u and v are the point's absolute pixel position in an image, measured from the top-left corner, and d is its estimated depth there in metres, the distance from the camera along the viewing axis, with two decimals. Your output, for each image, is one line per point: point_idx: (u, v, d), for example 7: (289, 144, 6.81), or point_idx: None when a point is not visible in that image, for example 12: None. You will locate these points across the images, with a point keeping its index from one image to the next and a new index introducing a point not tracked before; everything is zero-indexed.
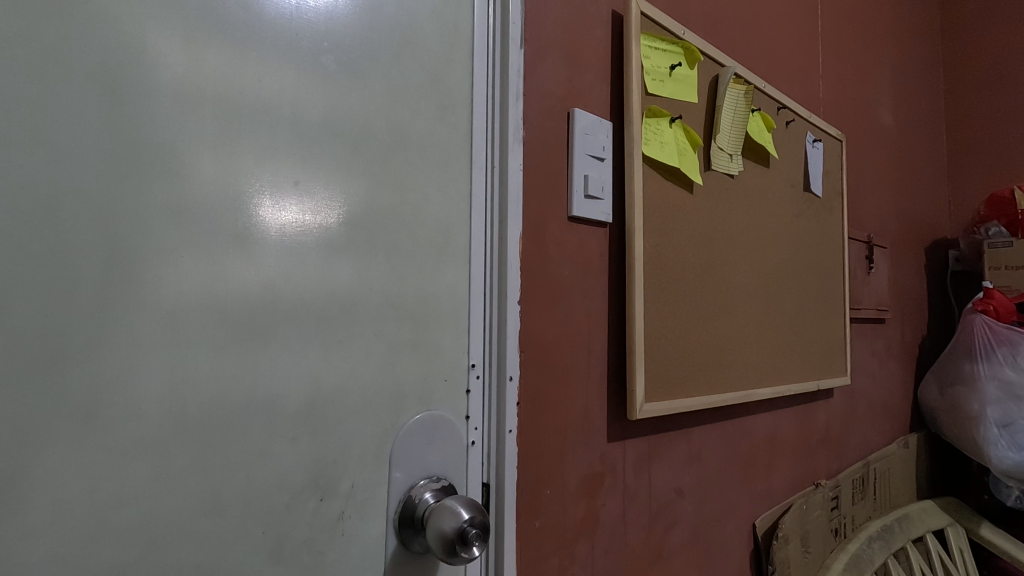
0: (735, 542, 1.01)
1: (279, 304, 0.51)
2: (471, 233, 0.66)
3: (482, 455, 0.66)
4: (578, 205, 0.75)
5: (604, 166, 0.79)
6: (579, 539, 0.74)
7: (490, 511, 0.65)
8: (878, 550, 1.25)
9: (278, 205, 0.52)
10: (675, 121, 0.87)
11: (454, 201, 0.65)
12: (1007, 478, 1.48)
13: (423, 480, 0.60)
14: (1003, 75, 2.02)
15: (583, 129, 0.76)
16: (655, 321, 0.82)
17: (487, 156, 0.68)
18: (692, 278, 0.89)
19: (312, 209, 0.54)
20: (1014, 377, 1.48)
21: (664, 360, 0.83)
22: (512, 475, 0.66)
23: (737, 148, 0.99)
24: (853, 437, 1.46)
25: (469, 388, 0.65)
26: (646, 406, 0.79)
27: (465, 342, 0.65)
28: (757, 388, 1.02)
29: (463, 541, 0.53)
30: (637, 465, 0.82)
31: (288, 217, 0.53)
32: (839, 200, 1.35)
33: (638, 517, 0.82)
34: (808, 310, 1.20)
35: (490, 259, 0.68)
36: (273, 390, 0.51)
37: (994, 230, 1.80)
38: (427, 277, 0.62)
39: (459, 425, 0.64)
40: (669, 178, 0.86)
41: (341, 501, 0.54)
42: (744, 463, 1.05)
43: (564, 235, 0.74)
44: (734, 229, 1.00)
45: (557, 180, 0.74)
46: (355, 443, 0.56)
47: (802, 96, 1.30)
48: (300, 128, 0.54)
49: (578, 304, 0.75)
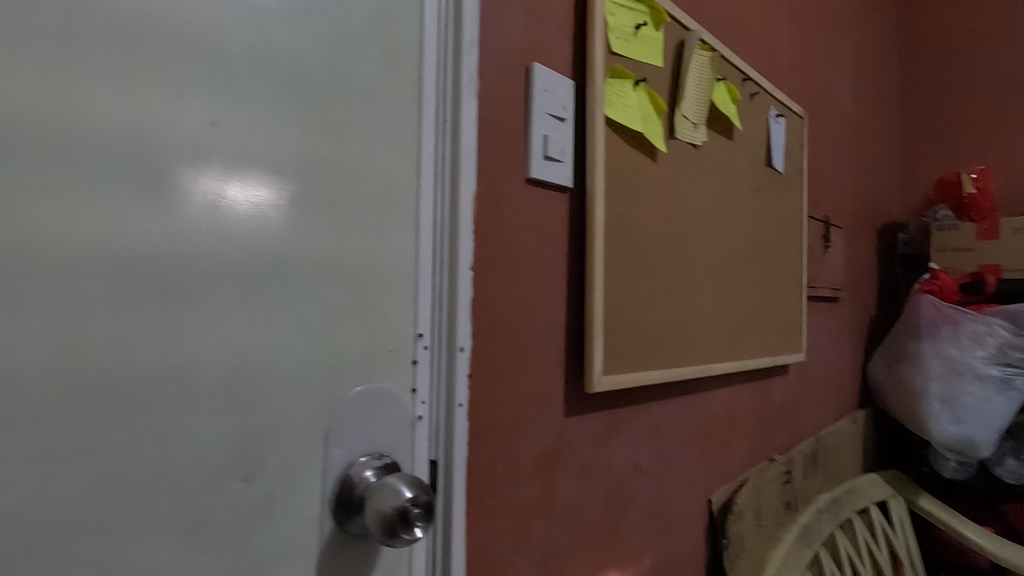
0: (691, 518, 1.01)
1: (193, 263, 0.45)
2: (421, 192, 0.61)
3: (429, 431, 0.61)
4: (537, 166, 0.70)
5: (565, 127, 0.74)
6: (535, 517, 0.71)
7: (439, 491, 0.61)
8: (826, 522, 1.32)
9: (193, 164, 0.45)
10: (640, 84, 0.83)
11: (402, 156, 0.60)
12: (947, 451, 1.55)
13: (363, 457, 0.55)
14: (954, 64, 2.09)
15: (543, 85, 0.71)
16: (615, 291, 0.79)
17: (439, 109, 0.63)
18: (654, 249, 0.87)
19: (220, 169, 0.47)
20: (956, 354, 1.55)
21: (623, 332, 0.80)
22: (462, 452, 0.61)
23: (702, 117, 0.97)
24: (806, 413, 1.48)
25: (416, 358, 0.60)
26: (605, 379, 0.76)
27: (412, 309, 0.60)
28: (715, 362, 1.01)
29: (404, 520, 0.49)
30: (596, 440, 0.80)
31: (204, 180, 0.46)
32: (800, 178, 1.34)
33: (595, 494, 0.80)
34: (767, 286, 1.19)
35: (440, 220, 0.62)
36: (188, 359, 0.45)
37: (942, 213, 1.83)
38: (370, 238, 0.56)
39: (405, 398, 0.59)
40: (633, 144, 0.83)
41: (269, 482, 0.49)
42: (702, 439, 1.04)
43: (521, 199, 0.69)
44: (697, 201, 0.98)
45: (514, 139, 0.69)
46: (285, 418, 0.50)
47: (766, 71, 1.28)
48: (220, 64, 0.47)
49: (537, 272, 0.71)
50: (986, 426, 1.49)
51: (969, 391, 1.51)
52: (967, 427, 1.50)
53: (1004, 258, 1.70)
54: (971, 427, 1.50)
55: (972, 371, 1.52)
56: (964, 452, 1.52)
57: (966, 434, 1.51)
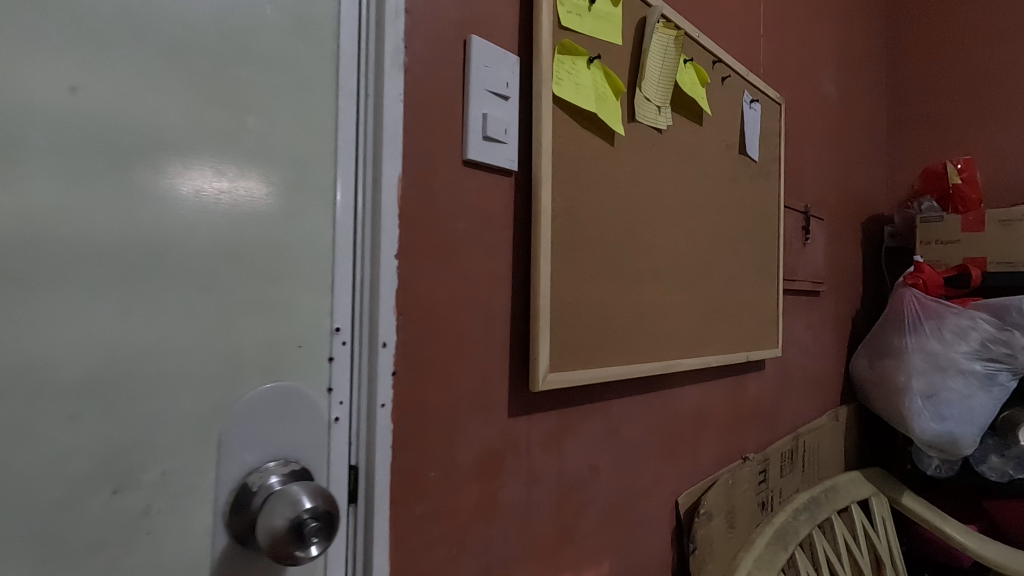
0: (655, 521, 0.96)
1: (49, 246, 0.40)
2: (338, 172, 0.56)
3: (348, 434, 0.57)
4: (475, 147, 0.64)
5: (509, 106, 0.69)
6: (473, 525, 0.66)
7: (359, 499, 0.56)
8: (803, 522, 1.28)
9: (49, 135, 0.40)
10: (594, 61, 0.77)
11: (315, 133, 0.54)
12: (928, 448, 1.51)
13: (271, 463, 0.51)
14: (942, 53, 2.04)
15: (482, 59, 0.66)
16: (565, 282, 0.73)
17: (360, 83, 0.57)
18: (612, 238, 0.82)
19: (83, 140, 0.41)
20: (939, 349, 1.51)
21: (575, 326, 0.75)
22: (385, 457, 0.56)
23: (666, 100, 0.92)
24: (785, 410, 1.44)
25: (332, 355, 0.55)
26: (552, 377, 0.70)
27: (328, 301, 0.55)
28: (681, 358, 0.96)
29: (300, 535, 0.45)
30: (545, 442, 0.75)
31: (63, 152, 0.40)
32: (777, 167, 1.29)
33: (546, 498, 0.75)
34: (739, 279, 1.14)
35: (360, 204, 0.57)
36: (42, 356, 0.40)
37: (926, 206, 1.79)
38: (275, 222, 0.51)
39: (319, 398, 0.54)
40: (587, 125, 0.77)
41: (147, 493, 0.44)
42: (668, 438, 0.99)
43: (457, 182, 0.64)
44: (661, 189, 0.93)
45: (449, 117, 0.63)
46: (168, 421, 0.45)
47: (742, 55, 1.23)
48: (82, 22, 0.41)
49: (477, 261, 0.66)
50: (968, 422, 1.45)
51: (952, 387, 1.47)
52: (951, 424, 1.46)
53: (990, 251, 1.65)
54: (954, 423, 1.46)
55: (955, 367, 1.47)
56: (946, 449, 1.48)
57: (948, 430, 1.46)
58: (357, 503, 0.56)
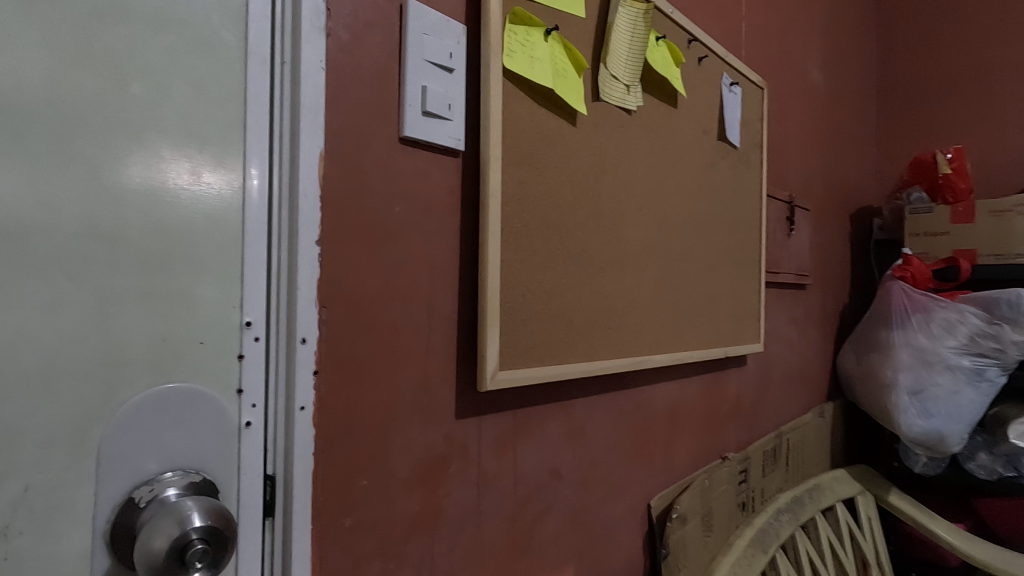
0: (624, 527, 0.91)
1: None
2: (247, 147, 0.50)
3: (263, 440, 0.51)
4: (412, 123, 0.58)
5: (454, 79, 0.63)
6: (413, 538, 0.60)
7: (275, 512, 0.51)
8: (785, 523, 1.23)
9: None
10: (552, 33, 0.71)
11: (219, 102, 0.48)
12: (915, 446, 1.47)
13: (169, 473, 0.46)
14: (932, 41, 1.99)
15: (421, 26, 0.59)
16: (518, 273, 0.68)
17: (273, 49, 0.51)
18: (572, 226, 0.76)
19: None
20: (927, 344, 1.46)
21: (529, 320, 0.69)
22: (303, 466, 0.51)
23: (635, 79, 0.86)
24: (767, 407, 1.39)
25: (243, 352, 0.49)
26: (502, 375, 0.65)
27: (238, 293, 0.49)
28: (652, 355, 0.91)
29: (182, 561, 0.41)
30: (497, 445, 0.69)
31: None
32: (759, 154, 1.24)
33: (498, 506, 0.70)
34: (717, 271, 1.09)
35: (275, 184, 0.51)
36: None
37: (915, 196, 1.76)
38: (167, 203, 0.45)
39: (227, 402, 0.48)
40: (544, 103, 0.71)
41: (0, 515, 0.38)
42: (638, 438, 0.94)
43: (392, 162, 0.58)
44: (629, 175, 0.87)
45: (382, 88, 0.57)
46: (29, 431, 0.39)
47: (721, 36, 1.17)
48: None
49: (416, 249, 0.60)
50: (956, 419, 1.41)
51: (939, 383, 1.42)
52: (938, 421, 1.42)
53: (979, 244, 1.60)
54: (941, 421, 1.41)
55: (943, 362, 1.43)
56: (933, 447, 1.44)
57: (936, 428, 1.42)
58: (273, 516, 0.51)
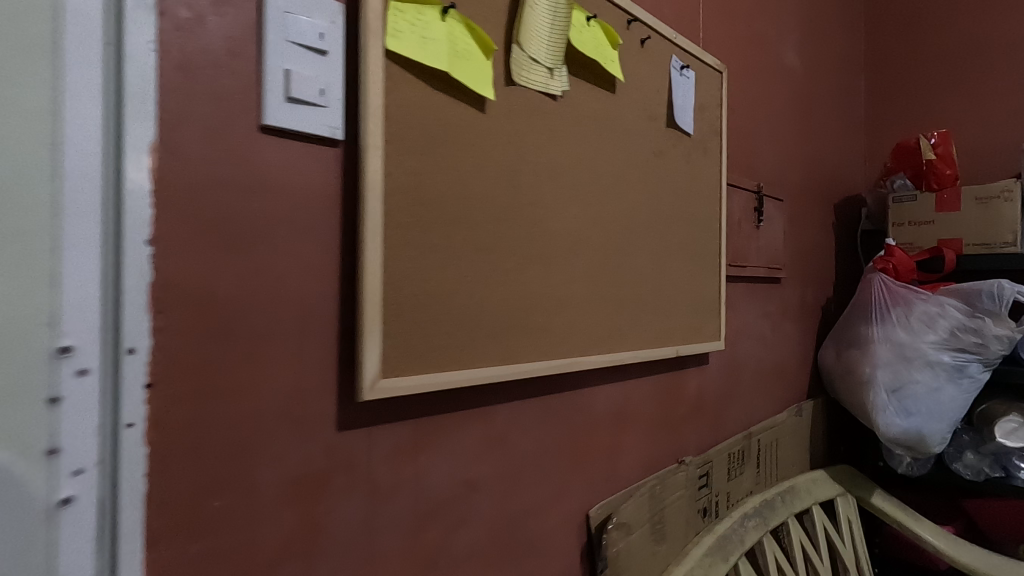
0: (558, 538, 0.86)
1: None
2: (67, 114, 0.43)
3: (87, 512, 0.45)
4: (273, 111, 0.54)
5: (329, 62, 0.57)
6: (285, 560, 0.56)
7: (116, 555, 0.45)
8: (750, 529, 1.17)
9: None
10: (449, 12, 0.66)
11: (25, 55, 0.42)
12: (895, 446, 1.40)
13: None
14: (920, 21, 1.90)
15: (284, 5, 0.54)
16: (410, 272, 0.62)
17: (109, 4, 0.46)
18: (481, 220, 0.70)
19: None
20: (906, 339, 1.39)
21: (425, 323, 0.64)
22: (133, 510, 0.46)
23: (559, 61, 0.80)
24: (736, 407, 1.32)
25: (59, 397, 0.43)
26: (387, 382, 0.60)
27: (44, 314, 0.42)
28: (588, 355, 0.85)
29: None
30: (393, 456, 0.64)
31: None
32: (718, 141, 1.17)
33: (396, 523, 0.65)
34: (668, 265, 1.03)
35: (108, 187, 0.46)
36: None
37: (898, 183, 1.66)
38: None
39: (34, 474, 0.42)
40: (442, 88, 0.66)
41: None
42: (575, 444, 0.88)
43: (246, 153, 0.53)
44: (555, 164, 0.81)
45: (231, 71, 0.52)
46: None
47: (675, 16, 1.10)
48: None
49: (281, 247, 0.55)
50: (936, 418, 1.34)
51: (918, 380, 1.35)
52: (917, 420, 1.35)
53: (966, 232, 1.52)
54: (920, 420, 1.35)
55: (922, 358, 1.35)
56: (913, 447, 1.37)
57: (915, 427, 1.35)
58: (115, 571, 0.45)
